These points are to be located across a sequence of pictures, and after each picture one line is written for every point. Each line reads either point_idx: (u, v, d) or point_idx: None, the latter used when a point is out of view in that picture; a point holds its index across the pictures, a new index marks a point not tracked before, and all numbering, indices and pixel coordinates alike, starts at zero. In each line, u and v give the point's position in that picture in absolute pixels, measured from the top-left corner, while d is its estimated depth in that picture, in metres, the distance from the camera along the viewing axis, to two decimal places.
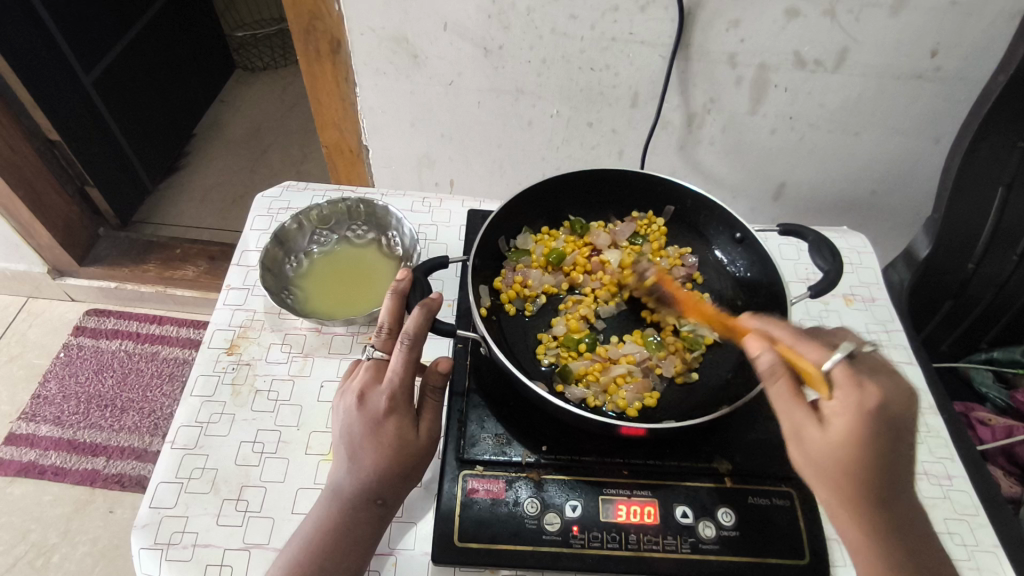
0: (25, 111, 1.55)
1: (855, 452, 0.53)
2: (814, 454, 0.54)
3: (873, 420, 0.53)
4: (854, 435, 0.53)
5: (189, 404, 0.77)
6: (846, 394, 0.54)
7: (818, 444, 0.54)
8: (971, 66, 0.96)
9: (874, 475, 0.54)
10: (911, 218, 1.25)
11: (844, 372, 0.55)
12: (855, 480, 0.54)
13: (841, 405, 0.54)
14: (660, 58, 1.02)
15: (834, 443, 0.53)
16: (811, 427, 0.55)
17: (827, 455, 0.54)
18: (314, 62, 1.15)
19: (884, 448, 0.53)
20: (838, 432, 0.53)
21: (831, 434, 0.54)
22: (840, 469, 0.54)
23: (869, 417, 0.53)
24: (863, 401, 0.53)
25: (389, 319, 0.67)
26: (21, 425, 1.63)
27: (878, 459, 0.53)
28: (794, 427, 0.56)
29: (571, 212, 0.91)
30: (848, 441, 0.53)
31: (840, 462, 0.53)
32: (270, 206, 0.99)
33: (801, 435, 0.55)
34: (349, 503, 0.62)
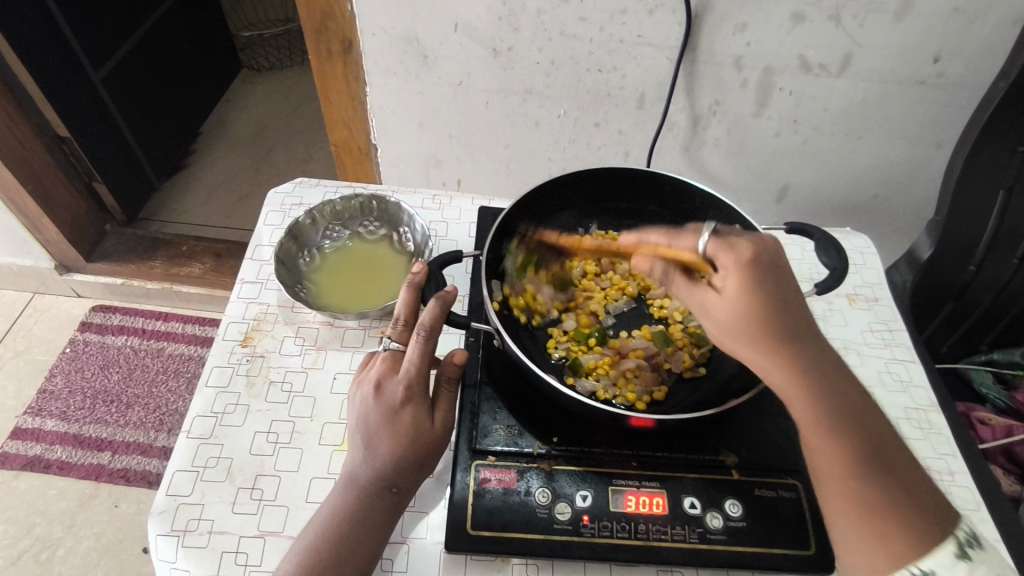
0: (35, 106, 1.57)
1: (749, 307, 0.57)
2: (722, 322, 0.59)
3: (754, 271, 0.57)
4: (742, 293, 0.57)
5: (204, 395, 0.79)
6: (723, 259, 0.58)
7: (718, 309, 0.59)
8: (973, 72, 0.98)
9: (784, 325, 0.57)
10: (912, 221, 1.27)
11: (715, 245, 0.59)
12: (770, 336, 0.57)
13: (726, 269, 0.58)
14: (667, 60, 1.04)
15: (731, 303, 0.58)
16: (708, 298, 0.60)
17: (731, 319, 0.58)
18: (325, 61, 1.16)
19: (776, 291, 0.57)
20: (727, 292, 0.58)
21: (725, 298, 0.58)
22: (750, 327, 0.57)
23: (750, 270, 0.57)
24: (739, 257, 0.57)
25: (405, 310, 0.69)
26: (27, 419, 1.64)
27: (778, 311, 0.57)
28: (699, 305, 0.61)
29: (580, 209, 0.92)
30: (739, 297, 0.57)
31: (746, 322, 0.57)
32: (283, 202, 1.01)
33: (705, 308, 0.60)
34: (365, 491, 0.64)
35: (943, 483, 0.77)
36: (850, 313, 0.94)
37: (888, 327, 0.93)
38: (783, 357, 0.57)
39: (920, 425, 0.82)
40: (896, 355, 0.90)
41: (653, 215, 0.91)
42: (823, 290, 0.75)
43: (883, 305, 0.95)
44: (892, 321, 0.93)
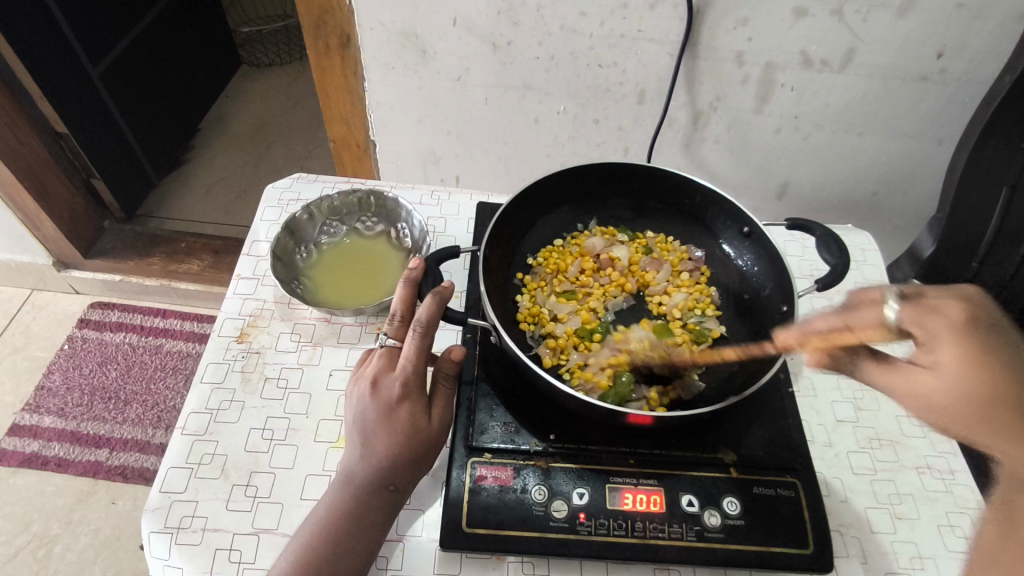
0: (33, 102, 1.56)
1: (978, 379, 0.54)
2: (946, 402, 0.56)
3: (974, 335, 0.56)
4: (965, 363, 0.55)
5: (199, 391, 0.78)
6: (933, 330, 0.57)
7: (940, 388, 0.56)
8: (976, 68, 0.97)
9: (1009, 391, 0.55)
10: (914, 218, 1.26)
11: (911, 313, 0.57)
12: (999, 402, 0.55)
13: (938, 342, 0.56)
14: (668, 56, 1.03)
15: (954, 378, 0.55)
16: (924, 376, 0.57)
17: (958, 395, 0.55)
18: (323, 56, 1.16)
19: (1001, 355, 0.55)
20: (944, 366, 0.56)
21: (945, 373, 0.56)
22: (975, 402, 0.55)
23: (969, 334, 0.56)
24: (955, 323, 0.56)
25: (401, 307, 0.68)
26: (25, 415, 1.64)
27: (1006, 373, 0.55)
28: (909, 388, 0.57)
29: (577, 203, 0.91)
30: (965, 368, 0.55)
31: (971, 398, 0.55)
32: (280, 197, 1.00)
33: (921, 391, 0.57)
34: (362, 489, 0.63)
35: (945, 481, 0.76)
36: None
37: None
38: (1000, 415, 0.55)
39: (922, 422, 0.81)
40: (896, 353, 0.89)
41: (652, 210, 0.91)
42: (825, 287, 0.74)
43: None
44: None
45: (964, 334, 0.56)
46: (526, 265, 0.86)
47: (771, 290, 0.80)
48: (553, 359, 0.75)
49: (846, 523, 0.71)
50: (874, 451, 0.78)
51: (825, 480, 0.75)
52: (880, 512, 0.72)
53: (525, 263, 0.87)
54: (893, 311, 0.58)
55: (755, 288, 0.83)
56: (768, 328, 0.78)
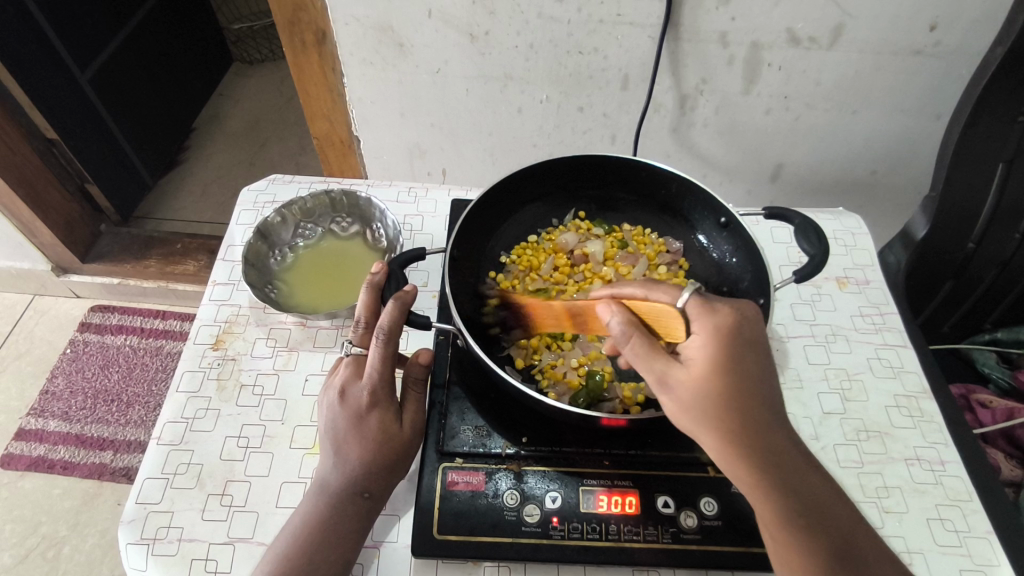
0: (24, 111, 1.56)
1: (718, 380, 0.55)
2: (685, 395, 0.55)
3: (729, 342, 0.56)
4: (713, 366, 0.55)
5: (175, 400, 0.78)
6: (701, 323, 0.57)
7: (687, 382, 0.55)
8: (971, 40, 0.93)
9: (743, 407, 0.55)
10: (912, 196, 1.22)
11: (696, 304, 0.58)
12: (731, 414, 0.54)
13: (697, 336, 0.57)
14: (650, 40, 1.00)
15: (700, 376, 0.55)
16: (675, 368, 0.56)
17: (698, 391, 0.55)
18: (300, 55, 1.13)
19: (747, 372, 0.55)
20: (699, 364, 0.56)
21: (693, 368, 0.56)
22: (711, 403, 0.55)
23: (726, 340, 0.56)
24: (715, 327, 0.57)
25: (365, 313, 0.67)
26: (30, 420, 1.65)
27: (743, 385, 0.55)
28: (659, 375, 0.56)
29: (548, 197, 0.89)
30: (711, 369, 0.55)
31: (710, 397, 0.55)
32: (256, 200, 0.99)
33: (668, 380, 0.56)
34: (333, 497, 0.62)
35: (934, 473, 0.74)
36: (840, 297, 0.90)
37: (879, 311, 0.89)
38: (724, 426, 0.54)
39: (912, 412, 0.79)
40: (887, 340, 0.87)
41: (623, 201, 0.89)
42: (801, 279, 0.72)
43: (875, 288, 0.92)
44: (883, 304, 0.90)
45: (722, 339, 0.56)
46: (498, 263, 0.85)
47: (748, 282, 0.79)
48: (526, 360, 0.74)
49: None
50: (861, 443, 0.76)
51: None
52: (866, 506, 0.71)
53: (497, 261, 0.86)
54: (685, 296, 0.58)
55: (733, 280, 0.81)
56: None
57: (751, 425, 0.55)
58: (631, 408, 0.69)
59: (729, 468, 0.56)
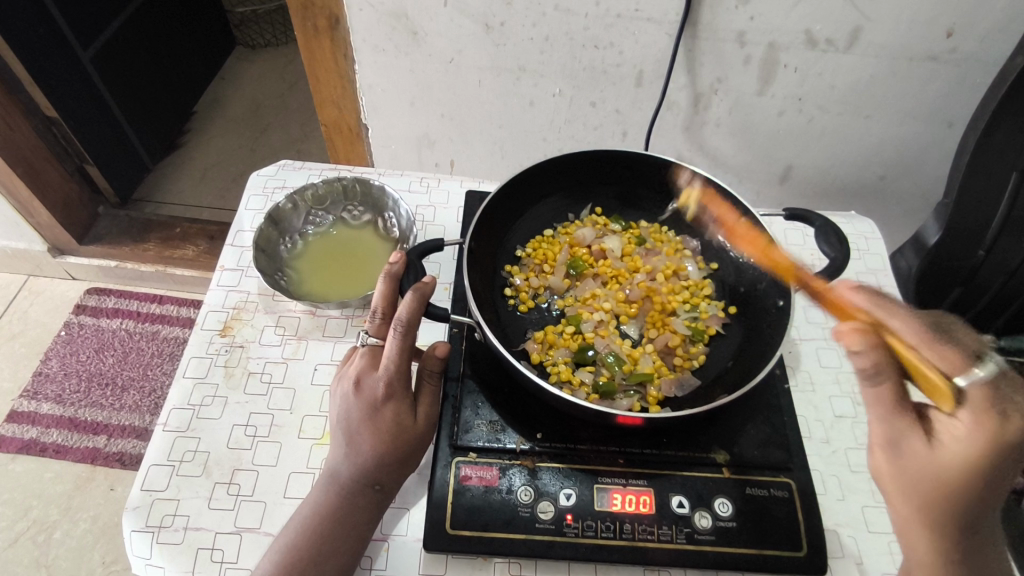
0: (23, 89, 1.53)
1: (963, 476, 0.52)
2: (909, 467, 0.54)
3: (1004, 453, 0.50)
4: (965, 464, 0.51)
5: (181, 386, 0.76)
6: (974, 416, 0.51)
7: (916, 458, 0.54)
8: (987, 48, 0.93)
9: (971, 502, 0.52)
10: (920, 203, 1.22)
11: (979, 391, 0.52)
12: (948, 502, 0.53)
13: (962, 429, 0.52)
14: (666, 37, 0.99)
15: (938, 462, 0.53)
16: (918, 439, 0.54)
17: (923, 472, 0.54)
18: (312, 39, 1.11)
19: (1000, 478, 0.51)
20: (944, 451, 0.53)
21: (940, 452, 0.53)
22: (935, 487, 0.53)
23: (996, 452, 0.50)
24: (995, 433, 0.50)
25: (382, 303, 0.66)
26: (23, 402, 1.63)
27: (984, 489, 0.52)
28: (892, 436, 0.55)
29: (566, 192, 0.89)
30: (954, 466, 0.52)
31: (937, 481, 0.53)
32: (265, 185, 0.98)
33: (901, 445, 0.55)
34: (347, 488, 0.62)
35: None
36: None
37: None
38: (932, 510, 0.54)
39: None
40: None
41: (642, 198, 0.89)
42: (821, 281, 0.72)
43: (887, 293, 0.91)
44: None
45: (988, 452, 0.50)
46: (514, 256, 0.85)
47: (767, 282, 0.79)
48: (541, 355, 0.74)
49: (841, 521, 0.67)
50: None
51: (821, 475, 0.70)
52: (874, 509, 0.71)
53: (513, 255, 0.85)
54: (965, 383, 0.52)
55: (751, 279, 0.81)
56: (763, 317, 0.77)
57: (960, 522, 0.54)
58: (648, 407, 0.69)
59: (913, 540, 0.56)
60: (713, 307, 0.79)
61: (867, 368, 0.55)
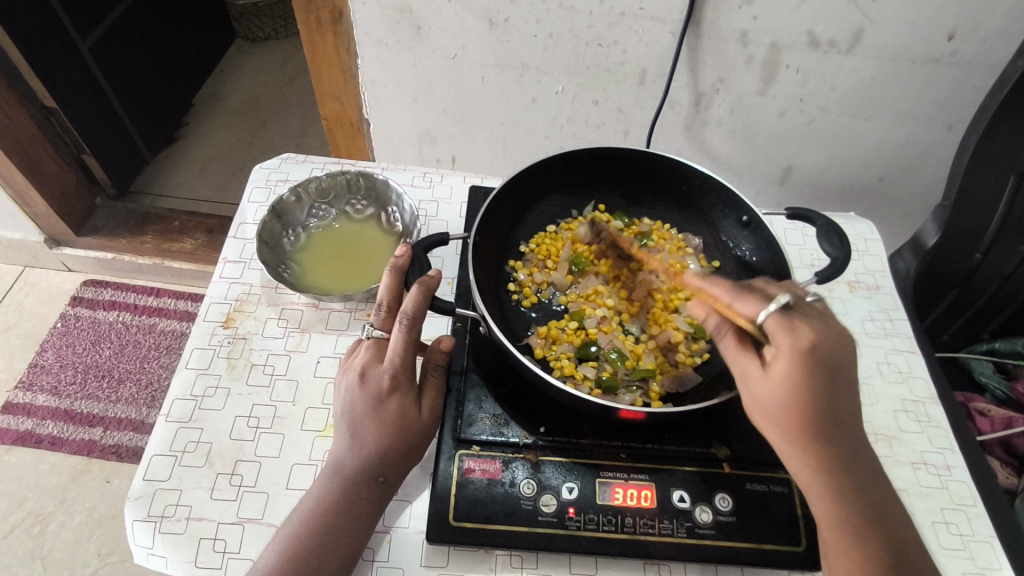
0: (21, 77, 1.52)
1: (796, 389, 0.54)
2: (759, 396, 0.57)
3: (810, 359, 0.53)
4: (791, 377, 0.54)
5: (184, 377, 0.76)
6: (780, 339, 0.54)
7: (761, 386, 0.56)
8: (987, 52, 0.94)
9: (818, 411, 0.55)
10: (918, 205, 1.23)
11: (777, 322, 0.55)
12: (803, 419, 0.55)
13: (778, 352, 0.55)
14: (670, 35, 0.99)
15: (774, 383, 0.55)
16: (754, 369, 0.57)
17: (773, 396, 0.55)
18: (315, 33, 1.11)
19: (825, 382, 0.54)
20: (772, 374, 0.55)
21: (772, 376, 0.55)
22: (784, 409, 0.55)
23: (807, 360, 0.53)
24: (796, 345, 0.54)
25: (388, 296, 0.66)
26: (18, 394, 1.62)
27: (821, 394, 0.54)
28: (740, 373, 0.58)
29: (570, 188, 0.90)
30: (784, 381, 0.54)
31: (784, 402, 0.55)
32: (268, 178, 0.98)
33: (746, 379, 0.57)
34: (350, 479, 0.62)
35: (939, 477, 0.75)
36: (851, 301, 0.91)
37: (889, 317, 0.90)
38: (795, 429, 0.56)
39: (918, 417, 0.80)
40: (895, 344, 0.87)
41: (645, 195, 0.90)
42: (823, 279, 0.73)
43: (885, 294, 0.92)
44: (893, 310, 0.91)
45: (801, 359, 0.53)
46: (517, 251, 0.86)
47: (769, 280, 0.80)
48: (544, 350, 0.75)
49: None
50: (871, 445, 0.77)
51: None
52: None
53: (517, 250, 0.86)
54: (763, 315, 0.55)
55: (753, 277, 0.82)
56: None
57: (822, 431, 0.55)
58: (651, 403, 0.70)
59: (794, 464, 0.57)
60: None
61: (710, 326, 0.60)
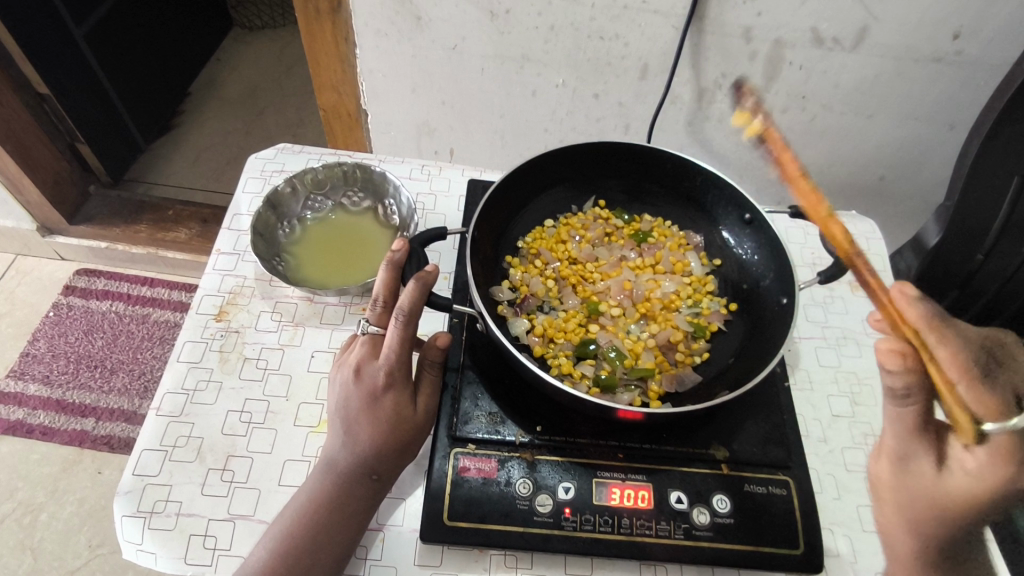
0: (13, 62, 1.49)
1: (954, 506, 0.48)
2: (913, 486, 0.51)
3: (1009, 491, 0.46)
4: (962, 494, 0.47)
5: (176, 370, 0.75)
6: (991, 449, 0.47)
7: (922, 481, 0.50)
8: (992, 52, 0.92)
9: (970, 533, 0.48)
10: (919, 205, 1.22)
11: (1008, 441, 0.46)
12: (948, 532, 0.48)
13: (978, 463, 0.47)
14: (673, 30, 0.98)
15: (937, 486, 0.48)
16: (927, 463, 0.50)
17: (925, 497, 0.50)
18: (313, 21, 1.09)
19: (1006, 514, 0.46)
20: (943, 476, 0.48)
21: (943, 480, 0.48)
22: (934, 516, 0.49)
23: (995, 491, 0.46)
24: (997, 470, 0.46)
25: (383, 292, 0.65)
26: (10, 383, 1.61)
27: (984, 520, 0.47)
28: (906, 455, 0.52)
29: (569, 183, 0.89)
30: (956, 492, 0.47)
31: (939, 513, 0.48)
32: (263, 168, 0.97)
33: (912, 467, 0.52)
34: (343, 477, 0.61)
35: None
36: None
37: None
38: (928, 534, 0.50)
39: None
40: None
41: (646, 192, 0.89)
42: (825, 280, 0.72)
43: None
44: None
45: (986, 485, 0.46)
46: (515, 247, 0.85)
47: (770, 279, 0.79)
48: (542, 348, 0.74)
49: (836, 520, 0.67)
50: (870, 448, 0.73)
51: (817, 474, 0.70)
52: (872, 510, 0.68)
53: (514, 246, 0.85)
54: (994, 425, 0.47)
55: (754, 276, 0.81)
56: (767, 312, 0.76)
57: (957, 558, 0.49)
58: (649, 402, 0.70)
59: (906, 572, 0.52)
60: (715, 304, 0.79)
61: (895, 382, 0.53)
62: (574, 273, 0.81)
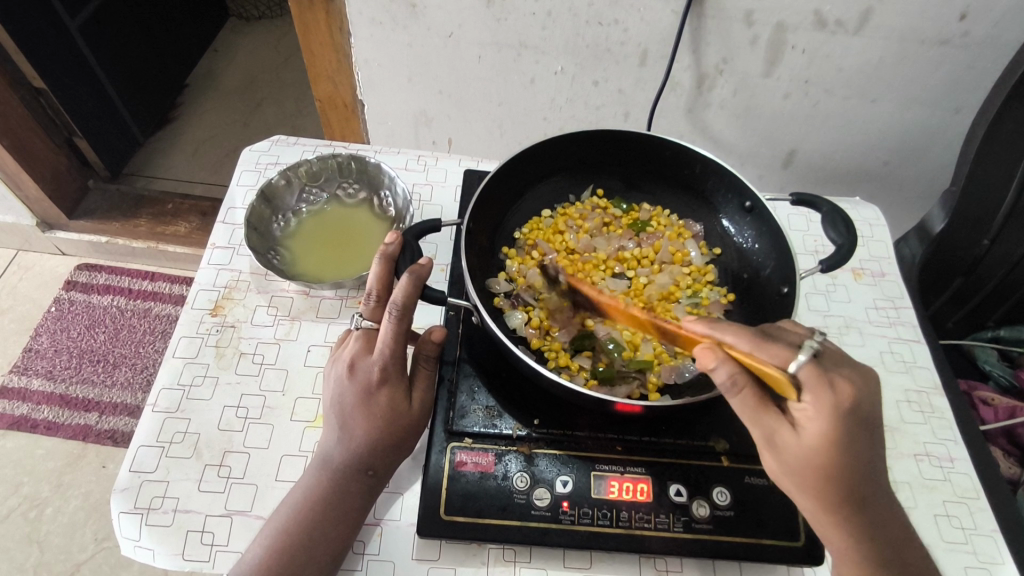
0: (8, 56, 1.48)
1: (832, 454, 0.52)
2: (793, 459, 0.54)
3: (849, 420, 0.52)
4: (829, 442, 0.52)
5: (172, 366, 0.75)
6: (819, 397, 0.52)
7: (794, 447, 0.53)
8: (1000, 33, 0.90)
9: (852, 473, 0.53)
10: (923, 190, 1.20)
11: (811, 373, 0.52)
12: (836, 482, 0.53)
13: (814, 409, 0.52)
14: (672, 14, 0.96)
15: (810, 447, 0.53)
16: (787, 432, 0.53)
17: (808, 462, 0.53)
18: (306, 10, 1.07)
19: (862, 443, 0.53)
20: (808, 433, 0.52)
21: (807, 437, 0.53)
22: (819, 474, 0.53)
23: (845, 420, 0.52)
24: (834, 404, 0.51)
25: (377, 285, 0.63)
26: (13, 378, 1.61)
27: (853, 460, 0.53)
28: (766, 435, 0.54)
29: (566, 173, 0.87)
30: (825, 445, 0.52)
31: (818, 468, 0.53)
32: (258, 161, 0.96)
33: (775, 442, 0.54)
34: (339, 473, 0.61)
35: (942, 469, 0.74)
36: (855, 289, 0.89)
37: (893, 305, 0.88)
38: (831, 494, 0.54)
39: (922, 409, 0.78)
40: (903, 335, 0.85)
41: (644, 180, 0.88)
42: (827, 268, 0.71)
43: (890, 281, 0.90)
44: (898, 298, 0.89)
45: (833, 424, 0.52)
46: (511, 238, 0.84)
47: (772, 268, 0.78)
48: (539, 340, 0.73)
49: None
50: None
51: None
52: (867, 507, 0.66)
53: (511, 237, 0.84)
54: (795, 365, 0.52)
55: (755, 264, 0.80)
56: (768, 304, 0.76)
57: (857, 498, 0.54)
58: (648, 394, 0.69)
59: (822, 525, 0.56)
60: (715, 293, 0.78)
61: (722, 381, 0.52)
62: (573, 264, 0.80)
